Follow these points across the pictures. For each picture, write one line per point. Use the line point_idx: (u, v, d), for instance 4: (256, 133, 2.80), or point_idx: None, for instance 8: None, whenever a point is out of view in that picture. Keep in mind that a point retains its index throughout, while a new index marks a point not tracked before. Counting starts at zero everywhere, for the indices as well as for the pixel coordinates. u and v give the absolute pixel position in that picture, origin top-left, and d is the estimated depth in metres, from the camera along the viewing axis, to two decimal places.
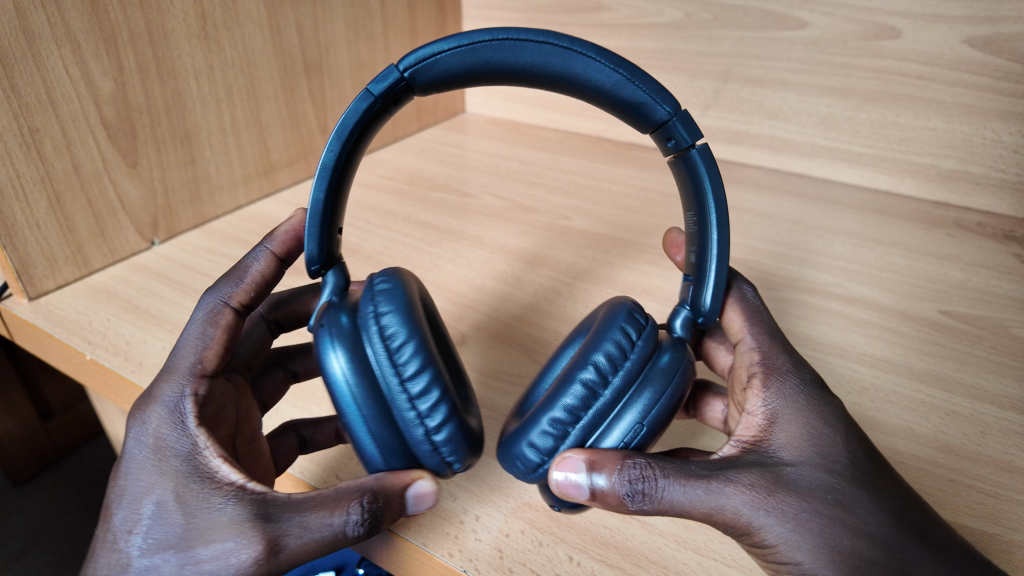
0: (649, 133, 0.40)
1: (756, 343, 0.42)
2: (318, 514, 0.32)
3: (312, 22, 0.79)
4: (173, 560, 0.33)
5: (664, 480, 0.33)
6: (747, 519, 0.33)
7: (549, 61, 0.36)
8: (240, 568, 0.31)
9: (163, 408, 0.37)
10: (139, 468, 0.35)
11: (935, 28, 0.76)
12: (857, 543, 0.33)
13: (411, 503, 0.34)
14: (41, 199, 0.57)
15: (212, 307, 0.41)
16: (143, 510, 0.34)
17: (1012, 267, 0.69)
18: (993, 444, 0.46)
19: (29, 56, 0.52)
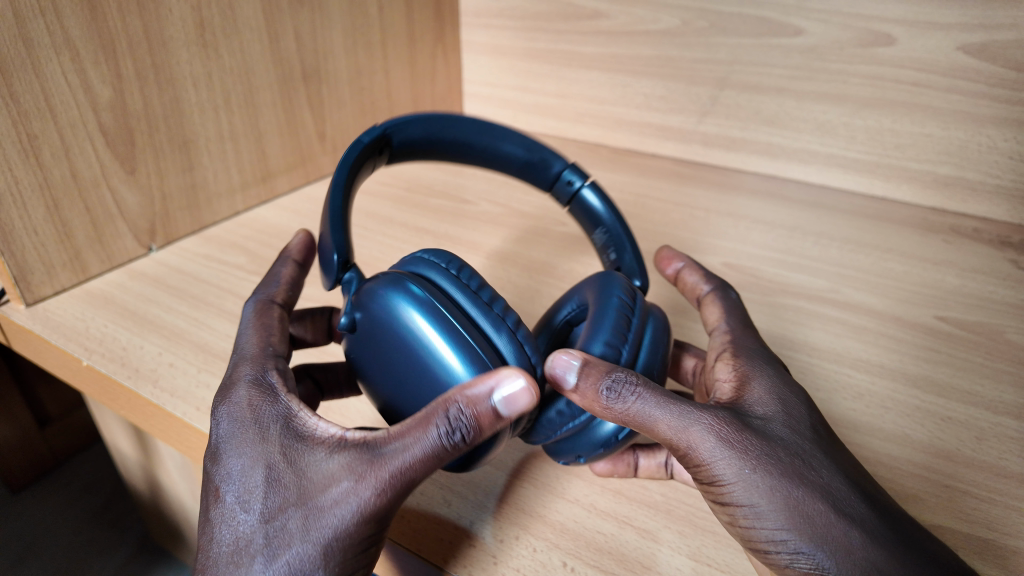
0: (551, 194, 0.56)
1: (728, 326, 0.46)
2: (413, 436, 0.32)
3: (311, 29, 0.80)
4: (296, 517, 0.32)
5: (645, 393, 0.34)
6: (711, 443, 0.34)
7: (473, 131, 0.50)
8: (366, 502, 0.32)
9: (248, 385, 0.37)
10: (238, 441, 0.35)
11: (930, 35, 0.77)
12: (807, 490, 0.34)
13: (500, 404, 0.32)
14: (38, 206, 0.57)
15: (263, 305, 0.43)
16: (251, 479, 0.33)
17: (1008, 273, 0.69)
18: (987, 450, 0.46)
19: (28, 63, 0.52)
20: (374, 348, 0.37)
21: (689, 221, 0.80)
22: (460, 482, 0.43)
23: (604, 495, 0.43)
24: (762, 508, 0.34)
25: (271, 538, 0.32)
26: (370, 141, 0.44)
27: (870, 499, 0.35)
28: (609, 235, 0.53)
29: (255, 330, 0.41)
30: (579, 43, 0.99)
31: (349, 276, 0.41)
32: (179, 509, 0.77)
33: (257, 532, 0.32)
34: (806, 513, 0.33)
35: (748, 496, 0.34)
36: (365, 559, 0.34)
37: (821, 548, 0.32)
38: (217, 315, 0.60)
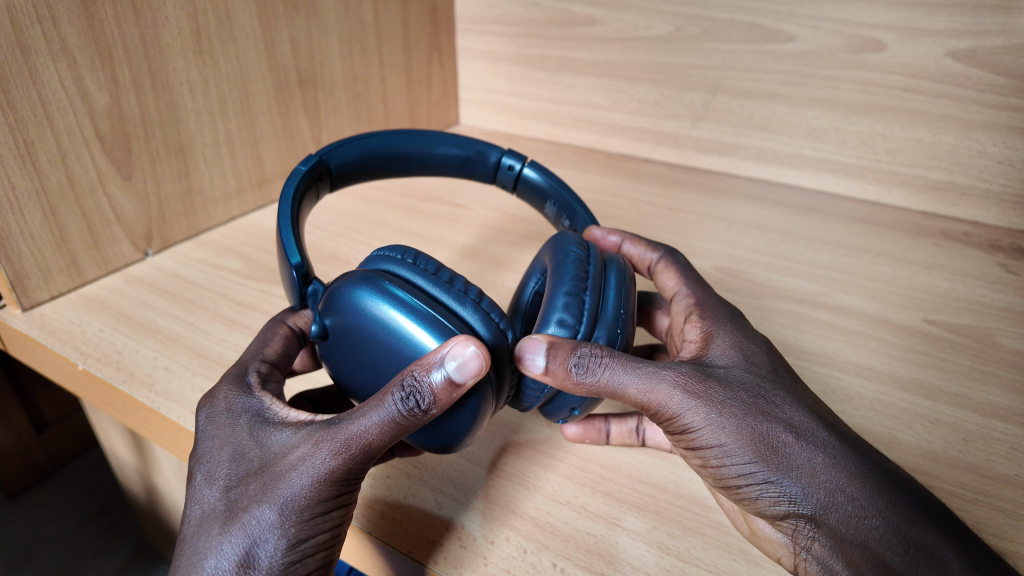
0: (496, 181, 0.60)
1: (688, 288, 0.48)
2: (368, 407, 0.33)
3: (307, 36, 0.80)
4: (254, 483, 0.33)
5: (611, 362, 0.36)
6: (678, 397, 0.36)
7: (407, 142, 0.54)
8: (318, 471, 0.33)
9: (229, 382, 0.39)
10: (214, 422, 0.37)
11: (919, 41, 0.78)
12: (771, 427, 0.36)
13: (448, 374, 0.32)
14: (35, 212, 0.57)
15: (273, 323, 0.44)
16: (219, 455, 0.35)
17: (997, 276, 0.70)
18: (974, 451, 0.47)
19: (25, 71, 0.53)
20: (347, 349, 0.38)
21: (681, 225, 0.81)
22: (451, 484, 0.44)
23: (594, 497, 0.43)
24: (731, 449, 0.36)
25: (230, 504, 0.33)
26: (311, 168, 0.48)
27: (831, 425, 0.37)
28: (560, 205, 0.58)
29: (256, 344, 0.42)
30: (573, 50, 1.00)
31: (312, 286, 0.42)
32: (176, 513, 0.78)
33: (219, 501, 0.33)
34: (772, 447, 0.35)
35: (718, 439, 0.36)
36: (326, 527, 0.34)
37: (788, 475, 0.35)
38: (212, 320, 0.60)
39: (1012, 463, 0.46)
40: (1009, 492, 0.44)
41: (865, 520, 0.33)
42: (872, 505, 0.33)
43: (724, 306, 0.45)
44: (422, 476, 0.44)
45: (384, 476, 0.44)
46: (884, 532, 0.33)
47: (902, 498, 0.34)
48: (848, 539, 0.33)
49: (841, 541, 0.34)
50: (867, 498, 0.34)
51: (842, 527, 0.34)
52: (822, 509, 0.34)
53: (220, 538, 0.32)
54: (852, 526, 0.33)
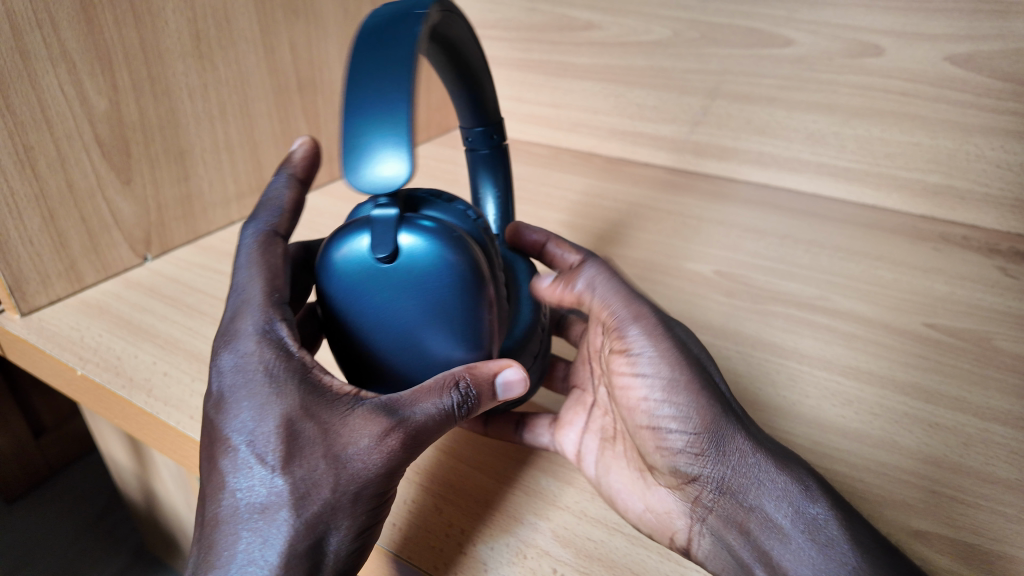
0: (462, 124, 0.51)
1: (614, 292, 0.42)
2: (430, 400, 0.36)
3: (307, 41, 0.80)
4: (322, 469, 0.33)
5: (599, 282, 0.42)
6: (638, 330, 0.41)
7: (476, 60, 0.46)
8: (388, 458, 0.35)
9: (256, 336, 0.36)
10: (251, 390, 0.34)
11: (916, 46, 0.78)
12: (710, 385, 0.40)
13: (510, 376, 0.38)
14: (34, 217, 0.57)
15: (268, 238, 0.40)
16: (267, 429, 0.33)
17: (996, 280, 0.70)
18: (974, 455, 0.47)
19: (25, 77, 0.53)
20: (356, 288, 0.36)
21: (681, 230, 0.80)
22: (449, 488, 0.44)
23: (594, 502, 0.43)
24: (674, 414, 0.40)
25: (298, 487, 0.33)
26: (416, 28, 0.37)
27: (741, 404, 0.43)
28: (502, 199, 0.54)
29: (267, 270, 0.38)
30: (572, 54, 1.00)
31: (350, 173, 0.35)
32: (175, 520, 0.77)
33: (284, 484, 0.33)
34: (716, 417, 0.39)
35: (662, 403, 0.40)
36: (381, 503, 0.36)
37: (715, 428, 0.39)
38: (211, 324, 0.60)
39: (1012, 467, 0.46)
40: (1009, 496, 0.44)
41: (772, 492, 0.39)
42: (772, 465, 0.39)
43: (613, 272, 0.43)
44: (422, 481, 0.44)
45: None
46: (784, 502, 0.38)
47: (792, 462, 0.40)
48: (750, 505, 0.39)
49: (740, 506, 0.39)
50: (770, 462, 0.39)
51: (750, 494, 0.39)
52: (738, 476, 0.39)
53: (290, 520, 0.33)
54: (758, 495, 0.39)
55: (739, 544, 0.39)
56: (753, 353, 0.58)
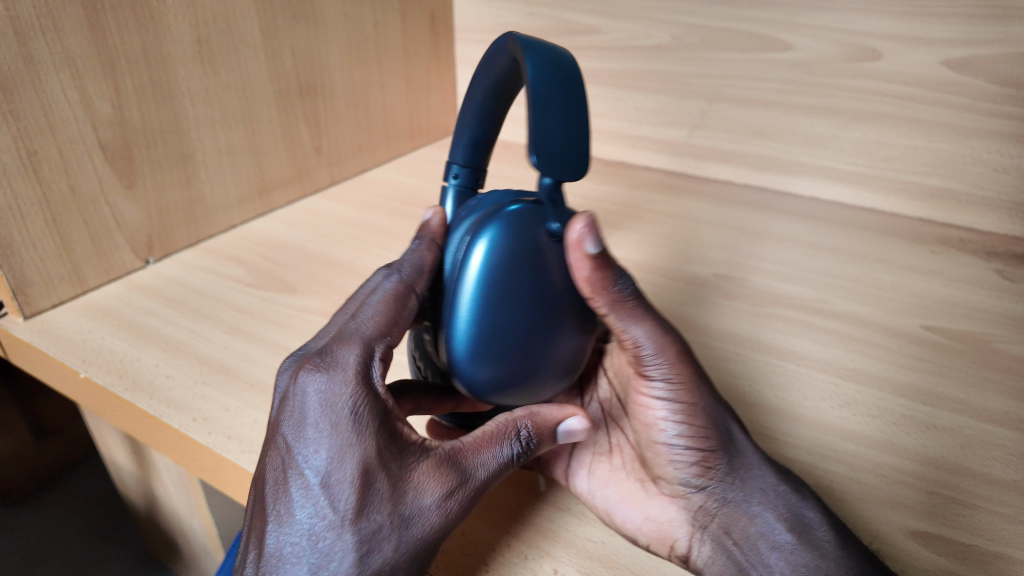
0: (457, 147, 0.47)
1: (649, 340, 0.40)
2: (489, 452, 0.36)
3: (308, 46, 0.81)
4: (389, 526, 0.32)
5: (626, 314, 0.39)
6: (649, 361, 0.41)
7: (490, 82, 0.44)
8: (448, 517, 0.34)
9: (354, 373, 0.34)
10: (337, 426, 0.33)
11: (914, 50, 0.79)
12: (717, 412, 0.42)
13: (566, 427, 0.40)
14: (38, 220, 0.58)
15: (395, 287, 0.38)
16: (347, 478, 0.32)
17: (994, 283, 0.71)
18: (972, 456, 0.47)
19: (29, 80, 0.53)
20: (506, 272, 0.37)
21: (681, 232, 0.81)
22: None
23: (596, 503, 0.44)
24: (683, 428, 0.42)
25: (364, 541, 0.32)
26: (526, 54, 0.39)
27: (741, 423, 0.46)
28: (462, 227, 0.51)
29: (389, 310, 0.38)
30: None
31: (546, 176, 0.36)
32: (175, 521, 0.77)
33: (350, 537, 0.31)
34: (724, 432, 0.42)
35: (673, 417, 0.42)
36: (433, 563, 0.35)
37: (721, 449, 0.42)
38: (214, 327, 0.60)
39: (1010, 468, 0.46)
40: (1007, 497, 0.44)
41: (772, 500, 0.41)
42: (772, 479, 0.41)
43: (626, 281, 0.38)
44: None
45: None
46: (786, 508, 0.41)
47: (789, 473, 0.42)
48: (750, 512, 0.41)
49: (743, 513, 0.42)
50: (772, 475, 0.42)
51: (752, 502, 0.41)
52: (742, 483, 0.42)
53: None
54: (763, 502, 0.41)
55: (738, 552, 0.41)
56: (752, 354, 0.58)
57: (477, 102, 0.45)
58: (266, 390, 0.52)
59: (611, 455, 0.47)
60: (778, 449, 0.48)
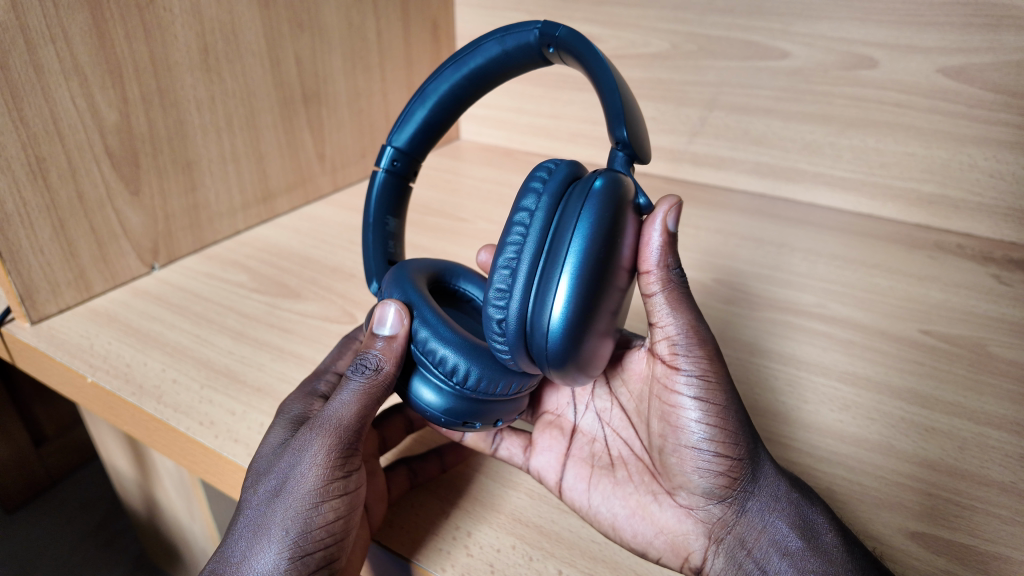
0: (403, 126, 0.49)
1: (688, 329, 0.41)
2: (340, 393, 0.40)
3: (311, 55, 0.82)
4: (272, 485, 0.39)
5: (672, 298, 0.41)
6: (685, 354, 0.41)
7: (466, 76, 0.47)
8: (315, 459, 0.39)
9: (301, 395, 0.46)
10: (271, 432, 0.43)
11: (910, 58, 0.80)
12: (743, 422, 0.41)
13: (388, 332, 0.40)
14: (45, 226, 0.58)
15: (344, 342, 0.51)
16: (260, 463, 0.41)
17: (990, 288, 0.71)
18: (970, 459, 0.48)
19: (38, 88, 0.54)
20: (605, 249, 0.36)
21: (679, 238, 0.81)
22: (458, 494, 0.45)
23: None
24: (709, 433, 0.41)
25: (259, 504, 0.38)
26: (552, 53, 0.44)
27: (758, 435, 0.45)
28: (392, 222, 0.51)
29: (332, 356, 0.49)
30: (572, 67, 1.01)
31: (620, 132, 0.41)
32: (176, 527, 0.78)
33: (253, 505, 0.39)
34: (750, 441, 0.41)
35: (699, 420, 0.41)
36: (320, 520, 0.38)
37: (742, 458, 0.41)
38: (218, 332, 0.61)
39: (1007, 470, 0.47)
40: (1004, 499, 0.45)
41: (784, 508, 0.41)
42: (789, 494, 0.41)
43: (682, 269, 0.41)
44: (431, 486, 0.46)
45: None
46: (805, 521, 0.40)
47: (802, 486, 0.42)
48: (765, 523, 0.41)
49: (757, 524, 0.41)
50: (788, 488, 0.41)
51: (766, 512, 0.41)
52: (758, 493, 0.41)
53: (247, 537, 0.38)
54: (778, 511, 0.41)
55: (750, 563, 0.41)
56: (753, 359, 0.59)
57: (441, 86, 0.47)
58: (272, 394, 0.53)
59: (616, 468, 0.47)
60: (778, 451, 0.48)
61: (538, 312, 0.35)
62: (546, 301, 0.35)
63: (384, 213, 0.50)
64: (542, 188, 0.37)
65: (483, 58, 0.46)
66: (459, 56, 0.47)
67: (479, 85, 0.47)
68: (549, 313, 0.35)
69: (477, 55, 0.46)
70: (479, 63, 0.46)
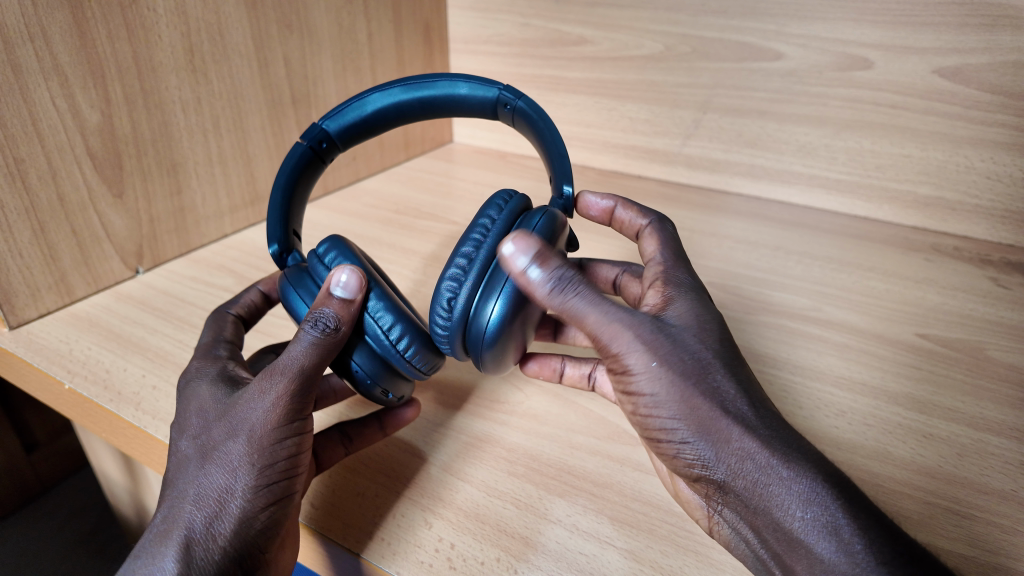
0: (346, 115, 0.50)
1: (611, 325, 0.40)
2: (293, 342, 0.39)
3: (300, 56, 0.81)
4: (227, 429, 0.38)
5: (581, 291, 0.39)
6: (621, 347, 0.40)
7: (421, 96, 0.50)
8: (274, 402, 0.38)
9: (210, 360, 0.44)
10: (199, 390, 0.41)
11: (905, 59, 0.79)
12: (698, 398, 0.38)
13: (344, 294, 0.40)
14: (24, 229, 0.57)
15: (220, 315, 0.50)
16: (197, 418, 0.39)
17: (989, 291, 0.70)
18: (969, 466, 0.46)
19: (17, 89, 0.53)
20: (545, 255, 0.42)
21: None
22: (442, 503, 0.44)
23: (586, 515, 0.43)
24: (666, 417, 0.39)
25: (212, 449, 0.37)
26: (503, 113, 0.51)
27: (758, 398, 0.40)
28: (297, 199, 0.50)
29: (212, 329, 0.48)
30: (564, 69, 1.01)
31: (565, 188, 0.48)
32: None
33: (205, 453, 0.37)
34: (710, 420, 0.38)
35: (654, 408, 0.40)
36: (286, 453, 0.38)
37: (706, 441, 0.37)
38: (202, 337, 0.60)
39: (1007, 477, 0.46)
40: (1004, 507, 0.43)
41: (768, 491, 0.35)
42: (770, 470, 0.36)
43: (577, 275, 0.40)
44: (413, 494, 0.44)
45: (373, 494, 0.44)
46: (792, 501, 0.35)
47: (793, 453, 0.36)
48: (753, 507, 0.36)
49: (746, 507, 0.37)
50: (770, 464, 0.36)
51: (752, 496, 0.36)
52: (735, 477, 0.37)
53: (204, 478, 0.36)
54: (755, 490, 0.36)
55: (756, 541, 0.37)
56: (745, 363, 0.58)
57: (386, 96, 0.50)
58: None
59: None
60: None
61: (485, 296, 0.40)
62: (490, 291, 0.40)
63: (290, 183, 0.49)
64: (503, 205, 0.44)
65: (444, 89, 0.50)
66: (421, 78, 0.51)
67: (423, 110, 0.51)
68: (489, 310, 0.40)
69: (433, 86, 0.50)
70: (438, 93, 0.50)
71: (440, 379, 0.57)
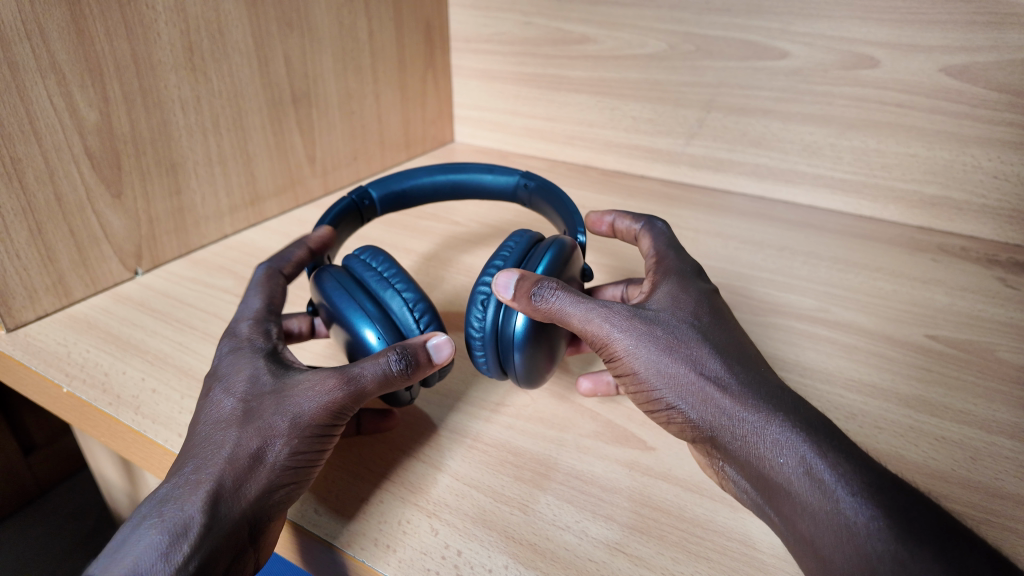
0: (389, 182, 0.60)
1: (593, 315, 0.41)
2: (371, 359, 0.39)
3: (301, 54, 0.80)
4: (271, 405, 0.38)
5: (563, 292, 0.41)
6: (605, 332, 0.41)
7: (454, 177, 0.61)
8: (324, 401, 0.38)
9: (260, 333, 0.44)
10: (247, 357, 0.41)
11: (912, 57, 0.78)
12: (678, 367, 0.40)
13: (436, 354, 0.40)
14: (21, 230, 0.56)
15: (267, 273, 0.48)
16: (241, 384, 0.39)
17: (997, 291, 0.70)
18: (983, 470, 0.46)
19: (14, 87, 0.52)
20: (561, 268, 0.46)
21: None
22: (449, 509, 0.43)
23: (595, 521, 0.42)
24: (653, 387, 0.41)
25: (250, 417, 0.38)
26: (521, 193, 0.61)
27: (738, 357, 0.41)
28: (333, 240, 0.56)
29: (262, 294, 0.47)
30: (567, 68, 1.00)
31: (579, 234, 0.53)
32: None
33: (242, 419, 0.37)
34: (694, 388, 0.39)
35: (639, 381, 0.41)
36: (317, 444, 0.39)
37: (690, 404, 0.39)
38: (201, 339, 0.59)
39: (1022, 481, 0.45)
40: (1019, 512, 0.43)
41: (750, 441, 0.37)
42: (753, 424, 0.37)
43: (550, 279, 0.41)
44: (418, 499, 0.44)
45: (376, 501, 0.43)
46: (768, 447, 0.37)
47: (771, 406, 0.38)
48: (743, 459, 0.38)
49: (738, 462, 0.38)
50: (753, 417, 0.38)
51: (740, 450, 0.38)
52: (723, 433, 0.38)
53: (237, 440, 0.37)
54: (736, 443, 0.38)
55: (754, 492, 0.38)
56: None
57: (425, 175, 0.61)
58: None
59: None
60: None
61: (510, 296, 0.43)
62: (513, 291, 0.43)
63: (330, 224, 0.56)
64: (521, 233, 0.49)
65: (474, 173, 0.62)
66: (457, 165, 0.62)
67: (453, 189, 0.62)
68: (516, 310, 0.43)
69: (463, 170, 0.62)
70: (469, 176, 0.62)
71: (445, 381, 0.56)
